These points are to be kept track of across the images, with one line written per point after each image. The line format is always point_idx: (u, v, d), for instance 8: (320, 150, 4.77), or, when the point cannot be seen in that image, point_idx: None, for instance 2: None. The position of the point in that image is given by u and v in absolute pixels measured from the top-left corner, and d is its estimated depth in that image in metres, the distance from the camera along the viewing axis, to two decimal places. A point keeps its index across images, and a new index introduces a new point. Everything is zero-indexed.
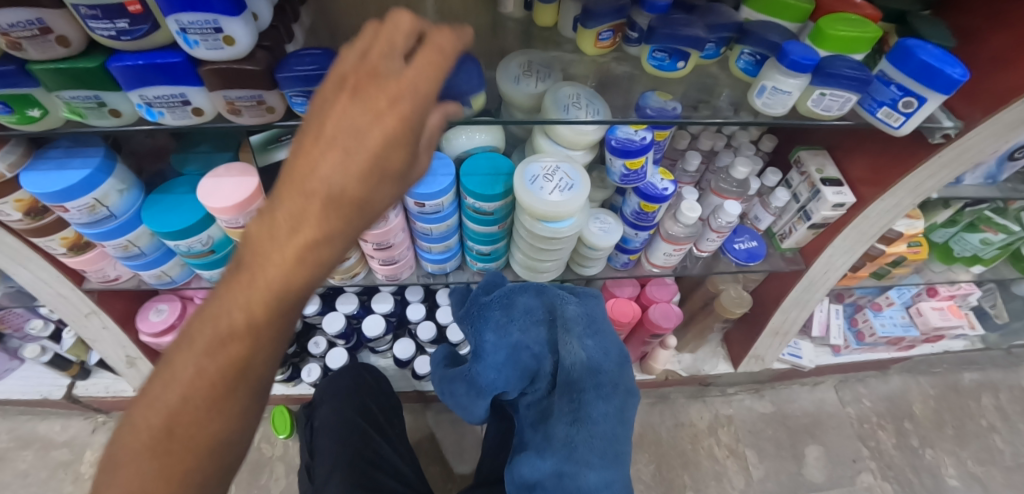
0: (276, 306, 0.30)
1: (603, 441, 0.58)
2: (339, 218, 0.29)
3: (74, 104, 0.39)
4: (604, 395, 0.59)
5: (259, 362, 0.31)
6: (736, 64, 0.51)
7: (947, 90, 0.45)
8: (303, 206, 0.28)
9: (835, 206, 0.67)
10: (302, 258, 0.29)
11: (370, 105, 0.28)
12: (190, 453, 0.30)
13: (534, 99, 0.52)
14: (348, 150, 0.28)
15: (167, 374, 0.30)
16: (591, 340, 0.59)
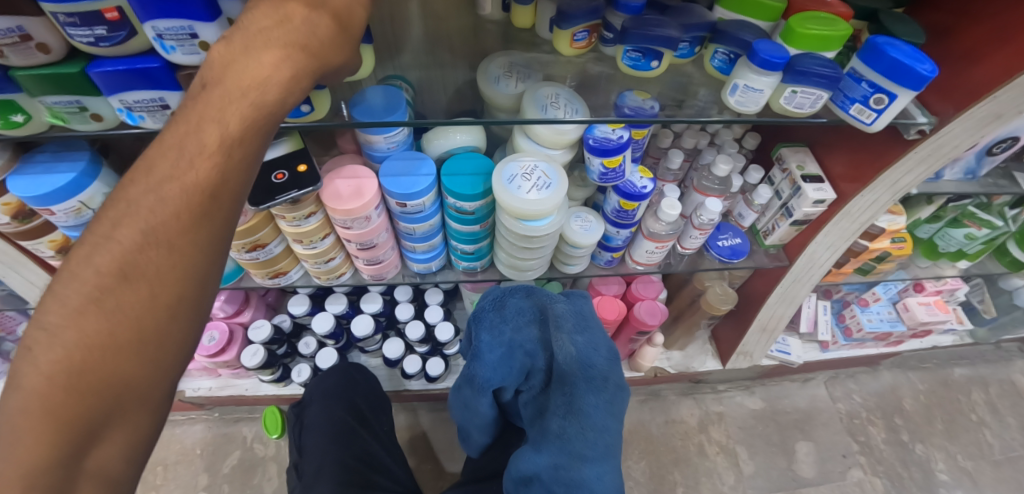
0: (250, 121, 0.30)
1: (597, 434, 0.58)
2: (314, 36, 0.31)
3: (57, 109, 0.40)
4: (595, 388, 0.59)
5: (204, 234, 0.30)
6: (711, 63, 0.52)
7: (917, 87, 0.46)
8: (276, 25, 0.30)
9: (815, 202, 0.67)
10: (278, 67, 0.30)
11: None
12: (150, 294, 0.29)
13: (514, 100, 0.53)
14: (308, 3, 0.31)
15: (123, 211, 0.29)
16: (582, 336, 0.60)
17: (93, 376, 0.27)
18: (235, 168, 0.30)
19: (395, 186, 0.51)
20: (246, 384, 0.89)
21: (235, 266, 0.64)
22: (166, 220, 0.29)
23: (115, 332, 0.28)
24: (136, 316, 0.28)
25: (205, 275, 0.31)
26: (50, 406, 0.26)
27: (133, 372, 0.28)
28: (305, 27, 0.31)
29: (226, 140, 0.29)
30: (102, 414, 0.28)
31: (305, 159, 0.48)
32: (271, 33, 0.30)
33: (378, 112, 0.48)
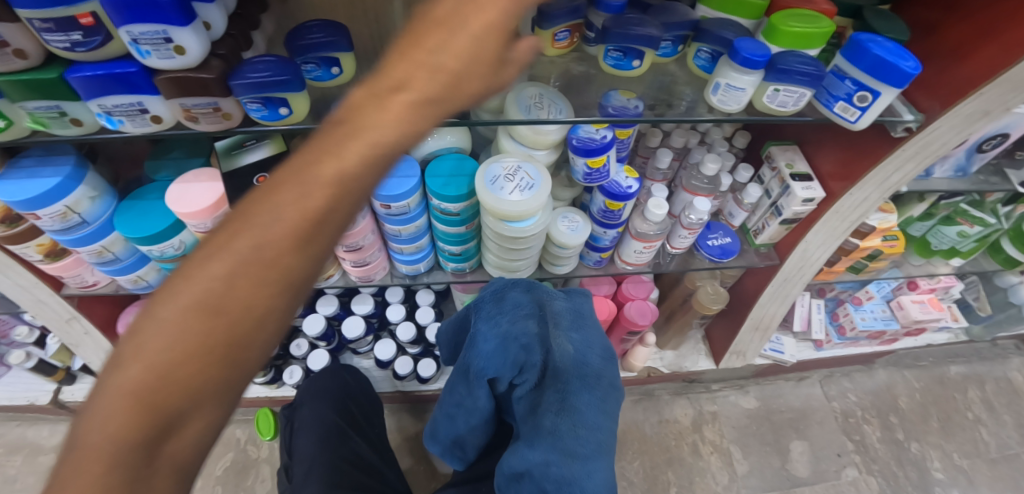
0: (370, 161, 0.28)
1: (591, 432, 0.56)
2: (444, 84, 0.29)
3: (37, 114, 0.40)
4: (589, 386, 0.58)
5: (310, 257, 0.28)
6: (694, 61, 0.52)
7: (901, 84, 0.46)
8: (410, 73, 0.29)
9: (804, 201, 0.67)
10: (405, 116, 0.28)
11: None
12: (246, 310, 0.27)
13: (498, 100, 0.53)
14: (431, 50, 0.29)
15: (240, 221, 0.27)
16: (578, 333, 0.61)
17: (183, 376, 0.26)
18: (349, 199, 0.28)
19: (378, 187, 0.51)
20: None
21: None
22: (277, 236, 0.26)
23: (212, 337, 0.26)
24: (232, 328, 0.27)
25: (300, 292, 0.28)
26: (141, 395, 0.26)
27: (216, 383, 0.27)
28: (431, 76, 0.29)
29: (343, 173, 0.27)
30: (180, 416, 0.27)
31: None
32: (408, 77, 0.29)
33: None
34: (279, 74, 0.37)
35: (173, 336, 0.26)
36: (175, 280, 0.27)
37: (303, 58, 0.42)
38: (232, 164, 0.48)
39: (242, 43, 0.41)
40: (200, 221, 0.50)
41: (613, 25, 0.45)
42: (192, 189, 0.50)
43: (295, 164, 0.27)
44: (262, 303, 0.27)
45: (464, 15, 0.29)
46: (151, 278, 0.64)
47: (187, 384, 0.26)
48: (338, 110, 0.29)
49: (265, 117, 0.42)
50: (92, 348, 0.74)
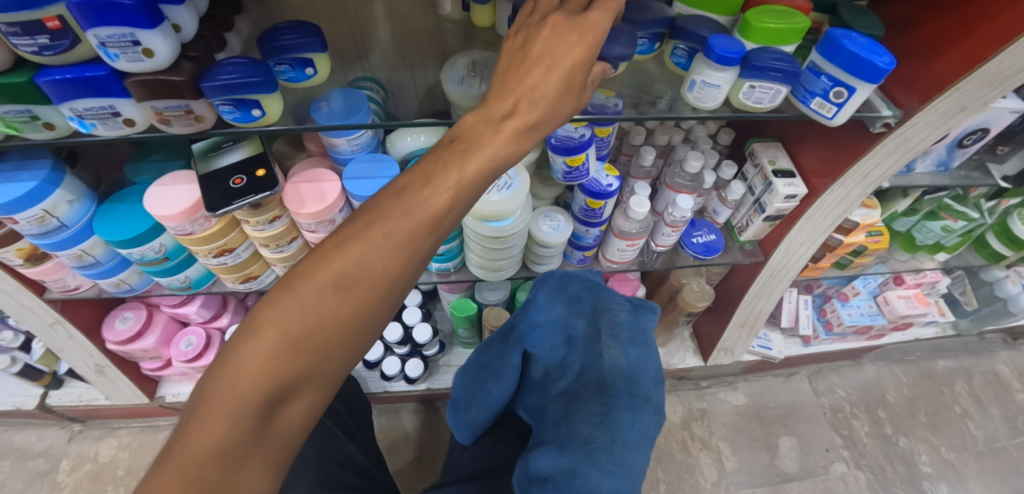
0: (482, 173, 0.34)
1: (630, 452, 0.41)
2: (542, 111, 0.35)
3: (8, 118, 0.40)
4: (636, 404, 0.44)
5: (424, 248, 0.34)
6: (671, 59, 0.52)
7: (875, 79, 0.46)
8: (513, 104, 0.35)
9: (787, 197, 0.68)
10: (512, 137, 0.35)
11: (574, 29, 0.35)
12: (371, 287, 0.33)
13: (477, 99, 0.53)
14: (530, 86, 0.35)
15: (372, 214, 0.34)
16: (634, 348, 0.50)
17: (316, 338, 0.32)
18: (462, 201, 0.34)
19: (357, 188, 0.51)
20: None
21: (206, 272, 0.65)
22: (402, 229, 0.33)
23: (342, 309, 0.32)
24: (356, 302, 0.33)
25: (409, 276, 0.35)
26: (277, 352, 0.31)
27: (337, 345, 0.33)
28: (534, 107, 0.35)
29: (460, 181, 0.34)
30: (307, 371, 0.32)
31: (264, 163, 0.48)
32: (514, 107, 0.35)
33: (334, 116, 0.48)
34: (251, 76, 0.37)
35: (310, 309, 0.32)
36: (314, 262, 0.33)
37: (277, 59, 0.42)
38: (209, 166, 0.48)
39: (215, 45, 0.41)
40: (180, 224, 0.49)
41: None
42: (170, 192, 0.50)
43: (422, 169, 0.34)
44: (385, 280, 0.33)
45: (557, 52, 0.35)
46: (133, 281, 0.64)
47: (323, 344, 0.32)
48: (453, 130, 0.36)
49: (238, 119, 0.42)
50: (77, 352, 0.73)
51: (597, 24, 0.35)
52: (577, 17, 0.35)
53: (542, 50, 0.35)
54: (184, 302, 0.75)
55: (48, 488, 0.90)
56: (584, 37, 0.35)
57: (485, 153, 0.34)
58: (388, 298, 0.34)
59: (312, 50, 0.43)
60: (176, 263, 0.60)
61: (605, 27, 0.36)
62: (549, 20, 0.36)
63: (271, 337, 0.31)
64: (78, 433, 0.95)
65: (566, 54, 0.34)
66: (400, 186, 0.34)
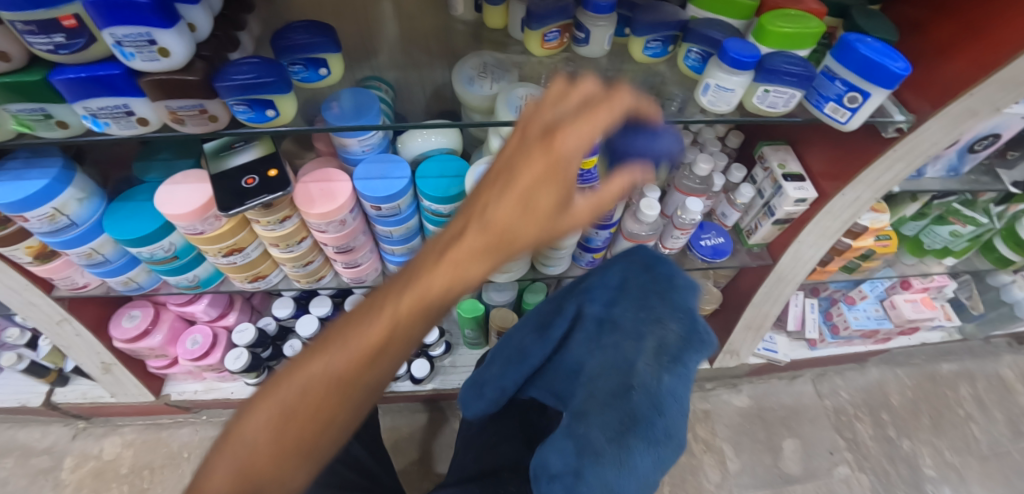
0: (443, 291, 0.35)
1: (635, 480, 0.43)
2: (505, 229, 0.35)
3: (21, 117, 0.40)
4: (652, 440, 0.44)
5: (389, 360, 0.35)
6: (684, 62, 0.52)
7: (890, 84, 0.46)
8: (478, 224, 0.35)
9: (796, 201, 0.67)
10: (475, 257, 0.35)
11: (541, 149, 0.35)
12: (335, 395, 0.35)
13: (489, 101, 0.54)
14: (495, 208, 0.35)
15: (346, 323, 0.36)
16: (672, 379, 0.47)
17: (288, 436, 0.34)
18: (426, 316, 0.35)
19: (369, 189, 0.51)
20: (231, 387, 0.89)
21: (214, 271, 0.65)
22: (364, 341, 0.35)
23: (308, 414, 0.34)
24: (321, 407, 0.34)
25: (377, 386, 0.36)
26: (252, 448, 0.34)
27: (303, 449, 0.35)
28: (498, 229, 0.35)
29: (420, 300, 0.34)
30: (274, 473, 0.34)
31: (276, 163, 0.48)
32: (481, 225, 0.35)
33: (346, 116, 0.47)
34: (264, 76, 0.37)
35: (281, 411, 0.35)
36: (297, 364, 0.36)
37: (290, 59, 0.41)
38: (220, 165, 0.47)
39: (228, 44, 0.41)
40: (190, 223, 0.49)
41: (613, 145, 0.43)
42: (180, 191, 0.49)
43: (395, 285, 0.36)
44: (350, 390, 0.35)
45: (524, 172, 0.35)
46: (141, 279, 0.64)
47: (289, 446, 0.34)
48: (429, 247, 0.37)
49: (251, 120, 0.42)
50: (83, 350, 0.73)
51: (566, 140, 0.34)
52: (546, 134, 0.35)
53: (508, 172, 0.35)
54: (191, 300, 0.74)
55: (52, 485, 0.90)
56: (548, 153, 0.35)
57: (449, 269, 0.35)
58: (355, 406, 0.35)
59: (325, 50, 0.42)
60: (185, 262, 0.60)
61: (578, 145, 0.35)
62: (521, 141, 0.36)
63: (254, 427, 0.35)
64: (82, 430, 0.95)
65: (524, 173, 0.35)
66: (423, 257, 0.36)
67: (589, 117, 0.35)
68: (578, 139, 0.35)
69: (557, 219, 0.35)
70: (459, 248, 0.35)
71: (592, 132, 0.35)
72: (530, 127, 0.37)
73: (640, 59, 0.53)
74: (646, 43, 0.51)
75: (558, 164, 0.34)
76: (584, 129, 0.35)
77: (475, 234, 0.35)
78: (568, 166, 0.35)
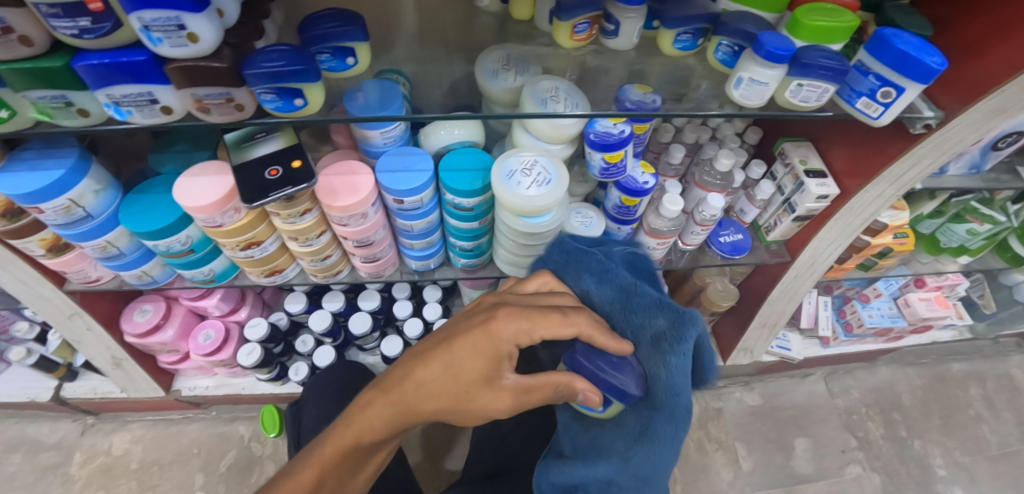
0: (378, 425, 0.44)
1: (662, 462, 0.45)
2: (429, 385, 0.43)
3: (41, 104, 0.38)
4: (676, 424, 0.44)
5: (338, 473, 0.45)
6: (714, 55, 0.51)
7: (925, 80, 0.45)
8: (408, 376, 0.45)
9: (818, 198, 0.67)
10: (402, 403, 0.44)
11: (472, 325, 0.45)
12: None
13: (512, 93, 0.53)
14: (425, 365, 0.44)
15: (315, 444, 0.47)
16: (678, 360, 0.43)
17: None
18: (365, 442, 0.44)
19: (392, 182, 0.50)
20: (242, 382, 0.88)
21: (229, 265, 0.64)
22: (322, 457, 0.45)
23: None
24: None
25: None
26: None
27: None
28: (424, 383, 0.43)
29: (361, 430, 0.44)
30: None
31: (299, 154, 0.47)
32: (411, 379, 0.44)
33: (371, 108, 0.47)
34: (295, 64, 0.36)
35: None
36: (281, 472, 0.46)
37: (318, 47, 0.40)
38: (242, 157, 0.46)
39: (253, 32, 0.40)
40: (209, 216, 0.48)
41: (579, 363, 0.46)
42: (199, 183, 0.48)
43: (346, 417, 0.46)
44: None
45: (455, 345, 0.44)
46: (156, 273, 0.63)
47: None
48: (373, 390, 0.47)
49: (279, 109, 0.41)
50: (94, 344, 0.72)
51: (501, 328, 0.43)
52: (480, 316, 0.45)
53: (444, 339, 0.45)
54: (204, 295, 0.73)
55: (61, 481, 0.90)
56: (479, 333, 0.43)
57: (378, 414, 0.44)
58: None
59: (353, 38, 0.41)
60: (201, 256, 0.59)
61: (505, 335, 0.43)
62: (464, 319, 0.46)
63: None
64: (90, 425, 0.94)
65: (457, 345, 0.43)
66: (366, 400, 0.45)
67: (527, 316, 0.43)
68: (514, 326, 0.43)
69: (476, 391, 0.43)
70: (386, 397, 0.44)
71: (518, 326, 0.43)
72: (477, 309, 0.47)
73: (668, 51, 0.52)
74: (676, 36, 0.50)
75: (494, 348, 0.43)
76: (521, 324, 0.43)
77: (405, 385, 0.44)
78: (498, 352, 0.43)
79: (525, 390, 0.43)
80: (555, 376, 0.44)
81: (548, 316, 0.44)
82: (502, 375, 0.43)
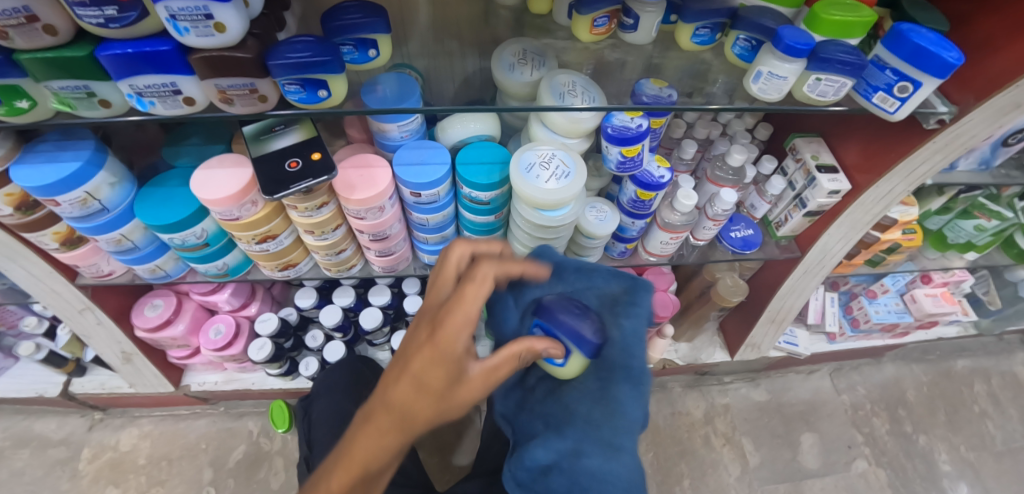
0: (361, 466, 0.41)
1: (625, 425, 0.50)
2: (398, 408, 0.41)
3: (63, 94, 0.38)
4: (634, 382, 0.50)
5: None
6: (731, 50, 0.51)
7: (942, 74, 0.45)
8: (379, 404, 0.42)
9: (830, 193, 0.66)
10: (382, 433, 0.41)
11: (422, 333, 0.42)
12: None
13: (529, 87, 0.52)
14: (393, 385, 0.42)
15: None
16: (631, 322, 0.51)
17: None
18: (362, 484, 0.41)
19: (409, 175, 0.50)
20: (252, 378, 0.88)
21: (243, 259, 0.64)
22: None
23: None
24: None
25: None
26: None
27: None
28: (393, 409, 0.41)
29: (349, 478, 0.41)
30: None
31: (318, 147, 0.47)
32: (382, 405, 0.42)
33: (390, 100, 0.47)
34: (321, 54, 0.36)
35: None
36: None
37: (341, 39, 0.40)
38: (262, 149, 0.46)
39: (275, 24, 0.39)
40: (227, 208, 0.48)
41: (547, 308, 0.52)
42: (217, 175, 0.48)
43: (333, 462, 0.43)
44: None
45: (412, 355, 0.42)
46: (169, 267, 0.63)
47: None
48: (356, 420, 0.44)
49: (302, 100, 0.41)
50: (105, 339, 0.72)
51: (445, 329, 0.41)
52: (429, 320, 0.43)
53: (400, 357, 0.43)
54: (215, 290, 0.74)
55: (69, 476, 0.90)
56: (433, 339, 0.41)
57: (361, 455, 0.41)
58: None
59: (376, 30, 0.41)
60: (215, 250, 0.59)
61: (461, 333, 0.41)
62: (417, 325, 0.44)
63: None
64: (98, 421, 0.94)
65: (414, 359, 0.41)
66: (353, 435, 0.42)
67: (458, 304, 0.42)
68: (460, 321, 0.41)
69: (449, 393, 0.41)
70: (365, 433, 0.41)
71: (467, 319, 0.41)
72: (424, 313, 0.45)
73: (686, 46, 0.52)
74: (695, 30, 0.50)
75: (446, 353, 0.40)
76: (460, 317, 0.41)
77: (384, 413, 0.41)
78: (455, 354, 0.41)
79: (490, 371, 0.43)
80: (517, 347, 0.45)
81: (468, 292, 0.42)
82: (465, 367, 0.42)
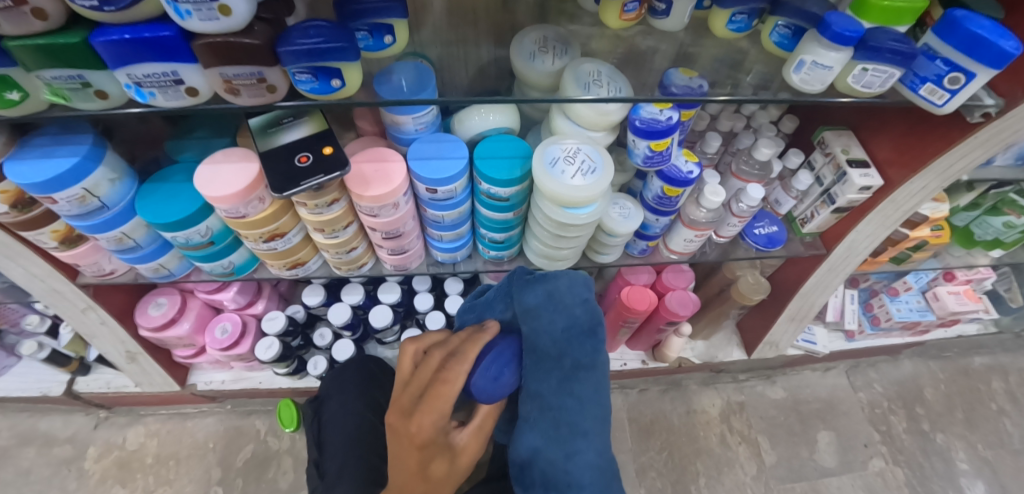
0: None
1: (565, 413, 0.47)
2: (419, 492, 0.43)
3: (56, 85, 0.35)
4: (561, 374, 0.48)
5: None
6: (769, 37, 0.47)
7: (997, 66, 0.40)
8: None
9: (861, 189, 0.62)
10: None
11: (411, 440, 0.43)
12: None
13: (551, 77, 0.50)
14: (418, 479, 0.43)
15: None
16: (531, 323, 0.50)
17: None
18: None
19: (425, 170, 0.47)
20: (259, 376, 0.86)
21: (250, 257, 0.62)
22: None
23: None
24: None
25: None
26: None
27: None
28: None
29: None
30: None
31: (329, 141, 0.44)
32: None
33: (406, 91, 0.44)
34: (334, 40, 0.33)
35: None
36: None
37: (356, 24, 0.37)
38: (270, 143, 0.44)
39: (284, 8, 0.36)
40: (234, 206, 0.45)
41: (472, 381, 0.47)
42: (223, 170, 0.45)
43: None
44: None
45: (412, 450, 0.43)
46: (173, 266, 0.61)
47: None
48: None
49: (314, 90, 0.38)
50: (108, 338, 0.70)
51: (422, 430, 0.42)
52: (409, 422, 0.43)
53: (398, 449, 0.44)
54: (220, 288, 0.71)
55: (76, 475, 0.88)
56: (413, 440, 0.43)
57: None
58: None
59: (393, 15, 0.38)
60: (221, 248, 0.56)
61: (444, 409, 0.43)
62: (402, 419, 0.44)
63: None
64: (104, 419, 0.93)
65: (405, 456, 0.43)
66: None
67: (430, 401, 0.43)
68: (431, 420, 0.43)
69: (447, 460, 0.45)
70: None
71: (442, 411, 0.43)
72: (400, 408, 0.45)
73: (720, 33, 0.49)
74: (730, 17, 0.46)
75: (437, 445, 0.44)
76: (434, 412, 0.43)
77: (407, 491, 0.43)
78: (439, 441, 0.44)
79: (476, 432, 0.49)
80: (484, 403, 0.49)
81: (435, 390, 0.44)
82: (456, 439, 0.47)
